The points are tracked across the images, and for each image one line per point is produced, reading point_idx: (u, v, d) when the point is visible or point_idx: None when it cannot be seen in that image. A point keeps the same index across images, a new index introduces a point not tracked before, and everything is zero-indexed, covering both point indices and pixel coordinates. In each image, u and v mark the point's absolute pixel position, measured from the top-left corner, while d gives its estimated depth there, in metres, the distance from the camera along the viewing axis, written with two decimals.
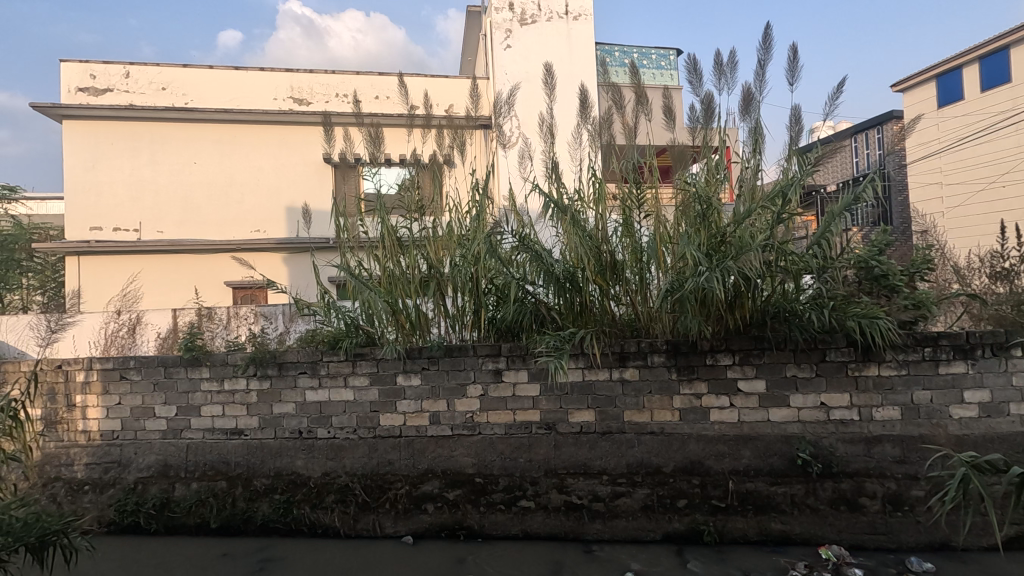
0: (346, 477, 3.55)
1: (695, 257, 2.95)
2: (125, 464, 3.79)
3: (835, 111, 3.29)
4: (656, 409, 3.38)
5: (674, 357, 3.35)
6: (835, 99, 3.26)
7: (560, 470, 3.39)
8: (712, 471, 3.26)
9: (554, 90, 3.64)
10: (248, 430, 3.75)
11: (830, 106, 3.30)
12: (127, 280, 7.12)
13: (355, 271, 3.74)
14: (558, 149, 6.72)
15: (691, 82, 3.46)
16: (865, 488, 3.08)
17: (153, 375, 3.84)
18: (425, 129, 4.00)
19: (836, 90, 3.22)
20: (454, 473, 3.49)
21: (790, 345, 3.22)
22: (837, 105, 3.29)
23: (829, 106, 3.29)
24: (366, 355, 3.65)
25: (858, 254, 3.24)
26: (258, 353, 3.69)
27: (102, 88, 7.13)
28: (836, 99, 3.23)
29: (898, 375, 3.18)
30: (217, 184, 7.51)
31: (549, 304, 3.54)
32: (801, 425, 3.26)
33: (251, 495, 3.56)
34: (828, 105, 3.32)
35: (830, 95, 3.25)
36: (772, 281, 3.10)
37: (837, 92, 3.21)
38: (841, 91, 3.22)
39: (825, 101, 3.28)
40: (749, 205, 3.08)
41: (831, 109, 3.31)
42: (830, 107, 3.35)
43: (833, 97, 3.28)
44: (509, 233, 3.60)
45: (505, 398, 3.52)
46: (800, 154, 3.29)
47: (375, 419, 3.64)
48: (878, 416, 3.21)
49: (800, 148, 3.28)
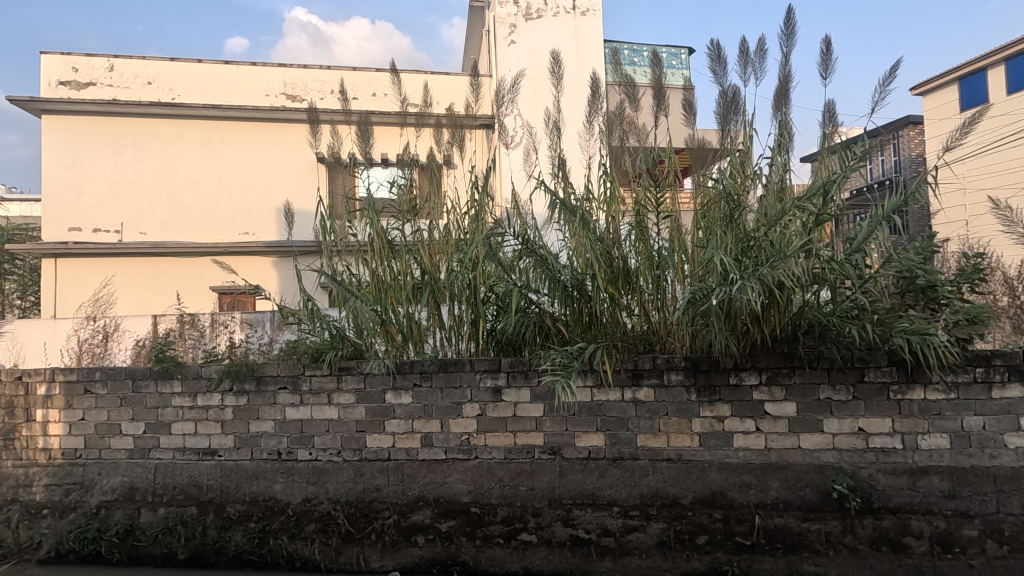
0: (327, 503, 3.22)
1: (725, 263, 2.63)
2: (88, 487, 3.46)
3: (884, 100, 2.90)
4: (673, 434, 3.02)
5: (694, 375, 3.01)
6: (886, 85, 2.85)
7: (565, 500, 3.05)
8: (735, 503, 2.91)
9: (560, 79, 3.34)
10: (222, 451, 3.41)
11: (879, 95, 2.90)
12: (107, 283, 6.83)
13: (342, 277, 3.44)
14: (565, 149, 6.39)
15: (714, 72, 3.13)
16: (910, 527, 2.74)
17: (120, 389, 3.51)
18: (423, 125, 3.67)
19: (886, 77, 2.83)
20: (448, 501, 3.15)
21: (824, 362, 2.89)
22: (885, 93, 2.89)
23: (877, 95, 2.90)
24: (352, 369, 3.32)
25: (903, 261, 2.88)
26: (233, 365, 3.36)
27: (85, 82, 6.86)
28: (885, 87, 2.85)
29: (946, 399, 2.83)
30: (206, 185, 7.22)
31: (554, 315, 3.21)
32: (836, 453, 2.90)
33: (223, 523, 3.23)
34: (875, 95, 2.94)
35: (880, 81, 2.85)
36: (806, 292, 2.76)
37: (887, 79, 2.83)
38: (894, 77, 2.82)
39: (874, 88, 2.89)
40: (781, 206, 2.75)
41: (878, 100, 2.92)
42: (876, 97, 2.98)
43: (881, 84, 2.90)
44: (512, 235, 3.22)
45: (505, 419, 3.17)
46: (843, 147, 2.96)
47: (361, 441, 3.29)
48: (923, 444, 2.85)
49: (843, 141, 2.94)
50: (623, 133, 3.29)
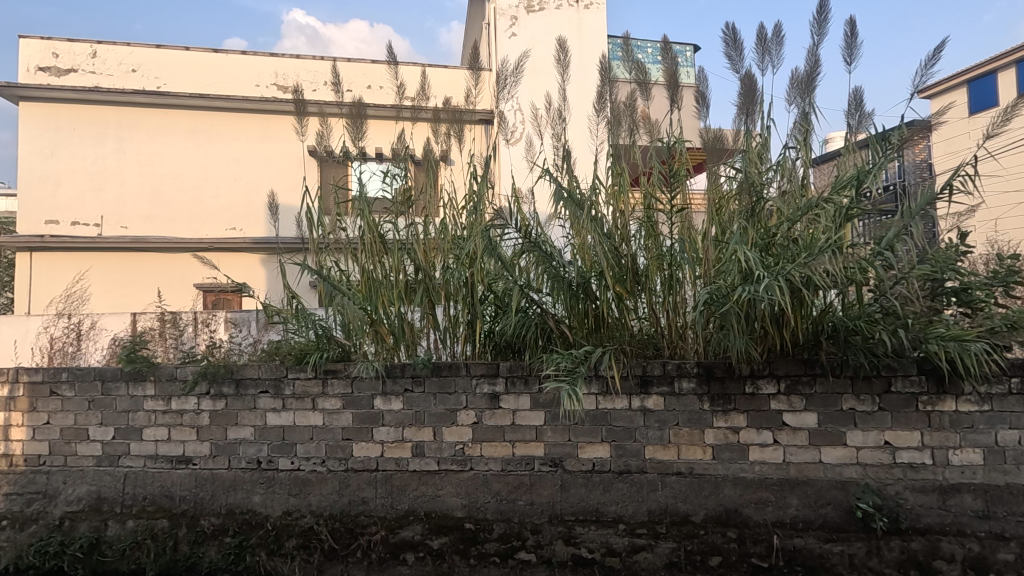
0: (310, 517, 2.99)
1: (749, 259, 2.43)
2: (52, 496, 3.21)
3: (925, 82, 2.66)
4: (684, 446, 2.80)
5: (707, 383, 2.79)
6: (928, 66, 2.61)
7: (567, 516, 2.84)
8: (751, 521, 2.70)
9: (564, 61, 3.12)
10: (197, 459, 3.16)
11: (920, 77, 2.66)
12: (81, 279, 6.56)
13: (330, 274, 3.22)
14: (578, 135, 6.12)
15: (731, 58, 2.92)
16: (940, 550, 2.54)
17: (88, 392, 3.25)
18: (418, 115, 3.46)
19: (928, 59, 2.59)
20: (441, 516, 2.93)
21: (848, 370, 2.67)
22: (925, 76, 2.66)
23: (918, 78, 2.65)
24: (339, 372, 3.08)
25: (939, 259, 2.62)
26: (209, 366, 3.11)
27: (65, 69, 6.61)
28: (925, 70, 2.63)
29: (979, 411, 2.62)
30: (192, 178, 6.97)
31: (557, 317, 2.99)
32: (860, 468, 2.69)
33: (196, 537, 3.00)
34: (916, 77, 2.70)
35: (922, 63, 2.61)
36: (833, 293, 2.54)
37: (929, 62, 2.59)
38: (938, 57, 2.58)
39: (915, 70, 2.65)
40: (807, 200, 2.54)
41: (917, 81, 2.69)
42: (916, 79, 2.72)
43: (924, 65, 2.65)
44: (513, 229, 2.95)
45: (502, 427, 2.94)
46: (878, 139, 2.74)
47: (347, 450, 3.05)
48: (955, 460, 2.63)
49: (876, 133, 2.73)
50: (633, 125, 3.05)
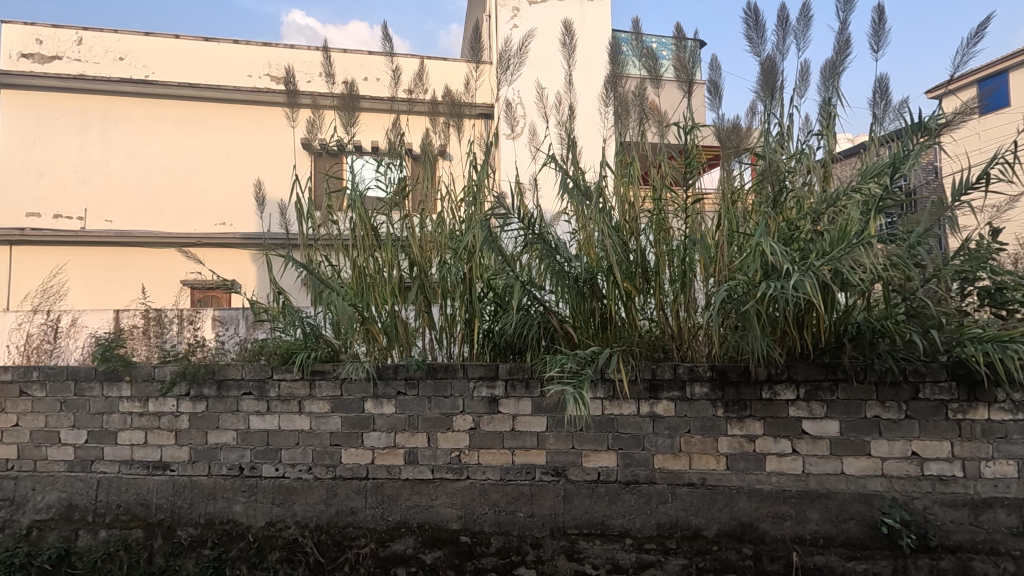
0: (294, 528, 2.81)
1: (774, 252, 2.24)
2: (19, 504, 3.02)
3: (966, 63, 2.47)
4: (696, 455, 2.62)
5: (721, 388, 2.60)
6: (971, 45, 2.43)
7: (570, 530, 2.66)
8: (767, 537, 2.53)
9: (571, 45, 2.95)
10: (175, 465, 2.96)
11: (961, 58, 2.47)
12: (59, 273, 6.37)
13: (318, 268, 3.04)
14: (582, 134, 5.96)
15: (751, 40, 2.75)
16: (972, 569, 2.36)
17: (59, 392, 3.05)
18: (412, 97, 3.28)
19: (970, 37, 2.41)
20: (435, 528, 2.75)
21: (873, 375, 2.49)
22: (967, 56, 2.47)
23: (959, 57, 2.47)
24: (328, 373, 2.89)
25: (974, 258, 2.43)
26: (189, 365, 2.92)
27: (49, 56, 6.41)
28: (969, 49, 2.44)
29: (1014, 420, 2.44)
30: (181, 171, 6.78)
31: (561, 316, 2.80)
32: (885, 481, 2.50)
33: (172, 549, 2.79)
34: (954, 58, 2.51)
35: (966, 41, 2.43)
36: (860, 292, 2.36)
37: (972, 40, 2.41)
38: (982, 35, 2.39)
39: (958, 48, 2.46)
40: (834, 192, 2.37)
41: (956, 63, 2.50)
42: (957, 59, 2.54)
43: (965, 44, 2.47)
44: (515, 221, 2.77)
45: (501, 434, 2.75)
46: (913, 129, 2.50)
47: (335, 456, 2.86)
48: (987, 472, 2.45)
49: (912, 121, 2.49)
50: (642, 115, 2.87)
